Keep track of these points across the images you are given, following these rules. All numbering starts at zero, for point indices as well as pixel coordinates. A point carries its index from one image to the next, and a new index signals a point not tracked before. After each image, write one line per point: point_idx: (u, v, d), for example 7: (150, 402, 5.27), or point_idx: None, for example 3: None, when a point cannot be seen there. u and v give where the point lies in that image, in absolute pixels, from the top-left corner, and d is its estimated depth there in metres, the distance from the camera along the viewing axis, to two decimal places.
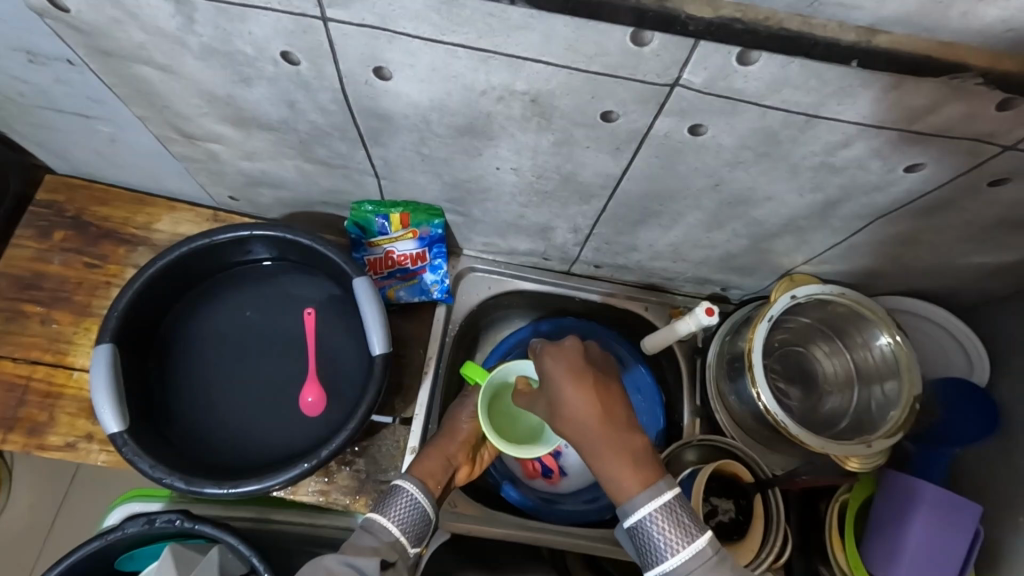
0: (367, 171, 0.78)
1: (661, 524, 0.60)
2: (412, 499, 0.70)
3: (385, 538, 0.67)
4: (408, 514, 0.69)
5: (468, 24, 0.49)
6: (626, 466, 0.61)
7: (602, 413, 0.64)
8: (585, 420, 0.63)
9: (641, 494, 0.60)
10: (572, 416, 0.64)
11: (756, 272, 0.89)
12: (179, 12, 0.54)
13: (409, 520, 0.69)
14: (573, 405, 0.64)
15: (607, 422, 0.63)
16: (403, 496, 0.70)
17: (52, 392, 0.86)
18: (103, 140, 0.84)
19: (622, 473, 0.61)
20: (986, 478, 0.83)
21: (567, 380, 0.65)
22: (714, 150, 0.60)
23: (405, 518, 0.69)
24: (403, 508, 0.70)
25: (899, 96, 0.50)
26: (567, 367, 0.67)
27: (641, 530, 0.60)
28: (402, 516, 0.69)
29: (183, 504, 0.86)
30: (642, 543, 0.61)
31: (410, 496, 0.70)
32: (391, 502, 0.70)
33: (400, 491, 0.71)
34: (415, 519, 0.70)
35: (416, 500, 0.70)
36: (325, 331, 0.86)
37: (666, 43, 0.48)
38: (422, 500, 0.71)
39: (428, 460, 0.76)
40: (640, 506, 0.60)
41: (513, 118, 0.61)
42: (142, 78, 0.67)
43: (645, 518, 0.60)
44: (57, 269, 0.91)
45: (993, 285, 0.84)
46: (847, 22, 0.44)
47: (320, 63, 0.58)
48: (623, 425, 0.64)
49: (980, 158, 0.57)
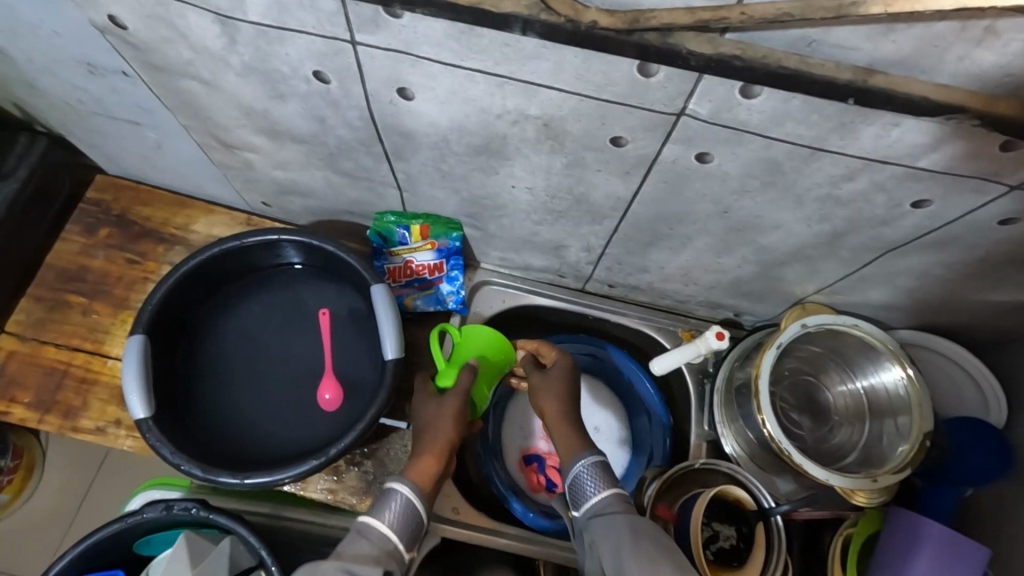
0: (390, 184, 0.82)
1: (595, 479, 0.70)
2: (405, 501, 0.69)
3: (384, 545, 0.65)
4: (404, 516, 0.68)
5: (485, 52, 0.52)
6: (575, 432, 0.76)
7: (569, 409, 0.79)
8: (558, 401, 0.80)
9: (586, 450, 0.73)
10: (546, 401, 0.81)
11: (766, 299, 0.90)
12: (224, 34, 0.59)
13: (403, 520, 0.68)
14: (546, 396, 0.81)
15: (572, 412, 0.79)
16: (397, 499, 0.69)
17: (87, 378, 0.92)
18: (150, 145, 0.90)
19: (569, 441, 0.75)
20: (997, 519, 0.81)
21: (555, 381, 0.82)
22: (722, 178, 0.62)
23: (400, 522, 0.68)
24: (396, 511, 0.69)
25: (900, 134, 0.51)
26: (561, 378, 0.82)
27: (577, 484, 0.71)
28: (398, 519, 0.68)
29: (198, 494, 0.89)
30: (575, 494, 0.70)
31: (403, 500, 0.69)
32: (382, 506, 0.69)
33: (392, 495, 0.70)
34: (409, 521, 0.69)
35: (409, 502, 0.69)
36: (343, 332, 0.90)
37: (671, 76, 0.50)
38: (416, 504, 0.70)
39: (423, 460, 0.75)
40: (580, 462, 0.71)
41: (527, 140, 0.64)
42: (187, 91, 0.72)
43: (582, 474, 0.71)
44: (100, 263, 0.98)
45: (1009, 324, 0.82)
46: (845, 61, 0.45)
47: (347, 83, 0.61)
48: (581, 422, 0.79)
49: (984, 198, 0.57)
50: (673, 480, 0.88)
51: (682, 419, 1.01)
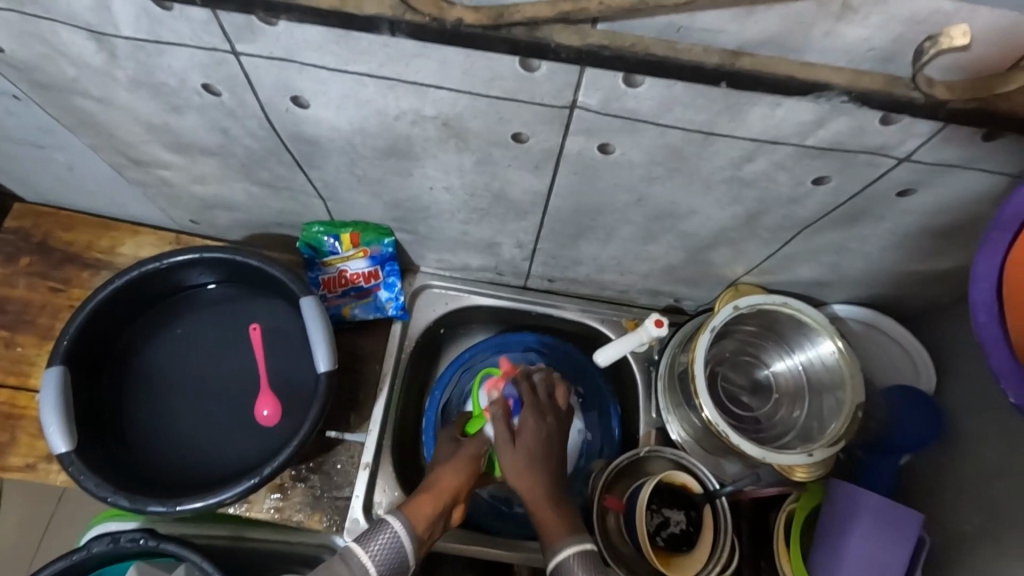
0: (310, 194, 0.80)
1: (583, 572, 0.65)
2: (394, 536, 0.63)
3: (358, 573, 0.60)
4: (389, 553, 0.63)
5: (367, 54, 0.52)
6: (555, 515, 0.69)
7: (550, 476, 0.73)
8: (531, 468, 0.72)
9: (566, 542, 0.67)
10: (522, 474, 0.72)
11: (700, 283, 0.91)
12: (103, 49, 0.57)
13: (388, 558, 0.62)
14: (521, 471, 0.72)
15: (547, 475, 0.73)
16: (387, 531, 0.64)
17: (14, 414, 0.89)
18: (61, 167, 0.87)
19: (551, 522, 0.69)
20: (931, 483, 0.83)
21: (523, 446, 0.73)
22: (628, 166, 0.62)
23: (384, 558, 0.62)
24: (383, 543, 0.63)
25: (784, 113, 0.51)
26: (526, 451, 0.73)
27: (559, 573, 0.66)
28: (383, 553, 0.62)
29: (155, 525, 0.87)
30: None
31: (393, 534, 0.63)
32: (371, 534, 0.64)
33: (385, 524, 0.64)
34: (393, 560, 0.63)
35: (399, 539, 0.64)
36: (276, 345, 0.88)
37: (553, 68, 0.50)
38: (406, 542, 0.64)
39: (426, 497, 0.69)
40: (563, 551, 0.66)
41: (432, 140, 0.63)
42: (84, 110, 0.69)
43: (566, 562, 0.65)
44: (21, 293, 0.94)
45: (932, 292, 0.84)
46: (713, 45, 0.47)
47: (239, 93, 0.60)
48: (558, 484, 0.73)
49: (878, 170, 0.58)
50: (621, 469, 0.89)
51: (631, 409, 1.01)
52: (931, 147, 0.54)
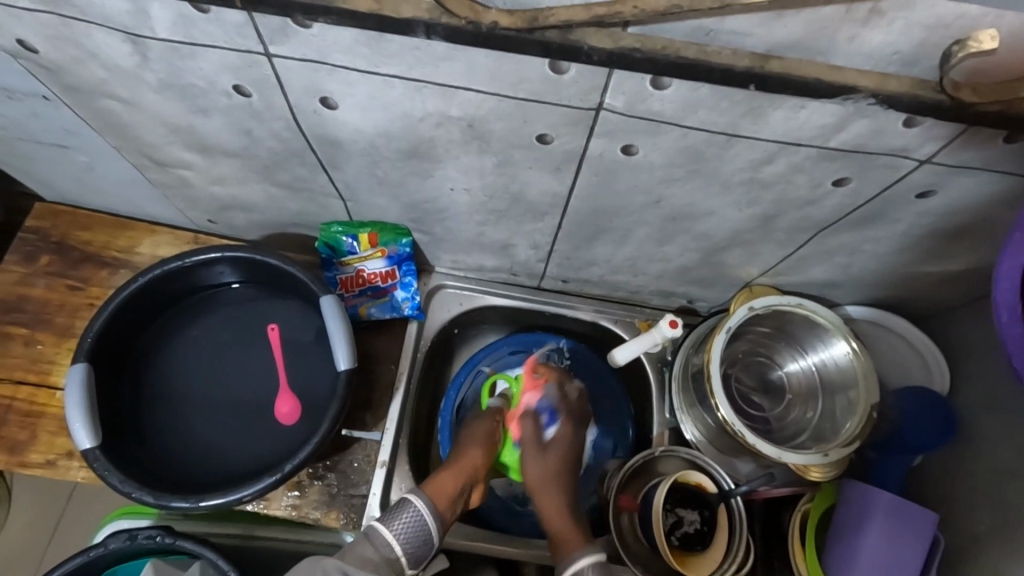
0: (330, 195, 0.81)
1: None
2: (417, 515, 0.68)
3: (385, 553, 0.65)
4: (412, 533, 0.67)
5: (397, 56, 0.53)
6: (571, 526, 0.76)
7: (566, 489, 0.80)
8: (552, 476, 0.80)
9: (580, 550, 0.72)
10: (545, 481, 0.80)
11: (714, 284, 0.91)
12: (135, 51, 0.58)
13: (411, 539, 0.67)
14: (540, 480, 0.80)
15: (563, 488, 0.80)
16: (410, 510, 0.68)
17: (33, 411, 0.89)
18: (82, 168, 0.88)
19: (568, 535, 0.75)
20: (945, 483, 0.83)
21: (552, 459, 0.82)
22: (649, 168, 0.63)
23: (408, 538, 0.67)
24: (405, 522, 0.68)
25: (807, 116, 0.52)
26: (552, 462, 0.82)
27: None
28: (406, 533, 0.67)
29: (169, 523, 0.88)
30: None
31: (415, 513, 0.68)
32: (395, 513, 0.69)
33: (406, 504, 0.69)
34: (415, 536, 0.68)
35: (422, 517, 0.68)
36: (294, 344, 0.89)
37: (581, 71, 0.51)
38: (429, 522, 0.69)
39: (448, 478, 0.75)
40: (580, 557, 0.71)
41: (455, 142, 0.64)
42: (111, 111, 0.70)
43: (580, 567, 0.70)
44: (41, 291, 0.95)
45: (944, 294, 0.85)
46: (741, 48, 0.48)
47: (267, 95, 0.61)
48: (572, 494, 0.80)
49: (897, 172, 0.59)
50: (636, 470, 0.89)
51: (644, 409, 1.02)
52: (950, 150, 0.55)
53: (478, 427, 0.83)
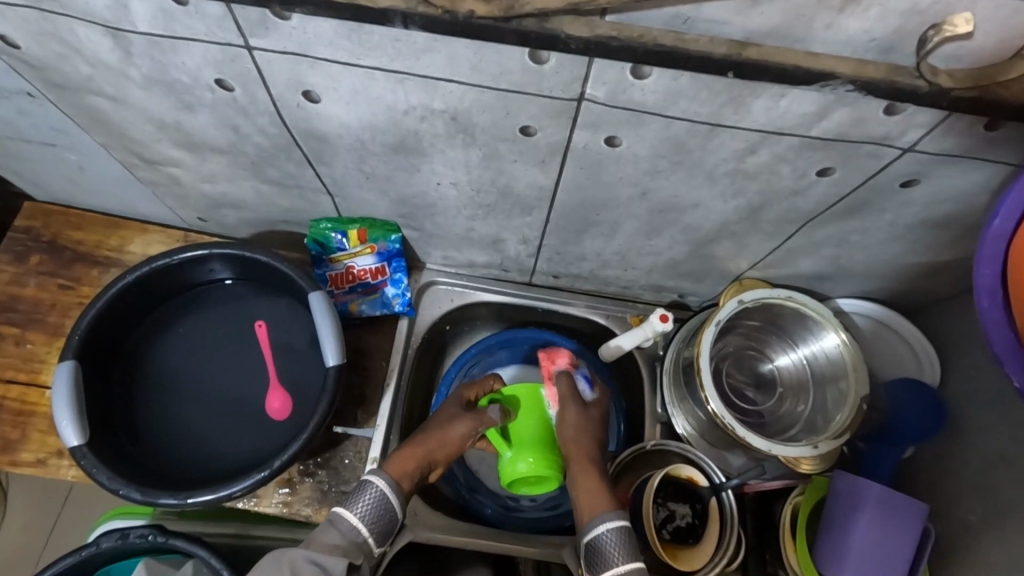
0: (318, 190, 0.81)
1: (618, 545, 0.68)
2: (378, 493, 0.70)
3: (350, 537, 0.67)
4: (376, 511, 0.69)
5: (378, 48, 0.53)
6: (602, 495, 0.74)
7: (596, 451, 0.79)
8: (576, 440, 0.79)
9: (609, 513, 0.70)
10: (577, 441, 0.79)
11: (705, 278, 0.91)
12: (117, 46, 0.58)
13: (375, 515, 0.69)
14: (574, 435, 0.79)
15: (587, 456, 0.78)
16: (371, 490, 0.70)
17: (24, 410, 0.89)
18: (71, 166, 0.88)
19: (596, 498, 0.73)
20: (937, 474, 0.83)
21: (583, 416, 0.81)
22: (634, 160, 0.63)
23: (371, 516, 0.69)
24: (368, 502, 0.69)
25: (789, 104, 0.52)
26: (584, 420, 0.81)
27: (594, 544, 0.69)
28: (368, 513, 0.69)
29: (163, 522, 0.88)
30: (593, 555, 0.69)
31: (378, 491, 0.70)
32: (357, 494, 0.70)
33: (367, 485, 0.70)
34: (378, 514, 0.69)
35: (383, 495, 0.70)
36: (284, 341, 0.89)
37: (561, 61, 0.51)
38: (391, 500, 0.70)
39: (408, 457, 0.76)
40: (605, 521, 0.69)
41: (440, 135, 0.64)
42: (97, 108, 0.70)
43: (601, 534, 0.69)
44: (32, 291, 0.95)
45: (934, 285, 0.85)
46: (719, 37, 0.48)
47: (251, 89, 0.61)
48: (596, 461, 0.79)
49: (881, 161, 0.59)
50: (628, 463, 0.90)
51: (637, 404, 1.01)
52: (933, 137, 0.55)
53: (443, 409, 0.83)
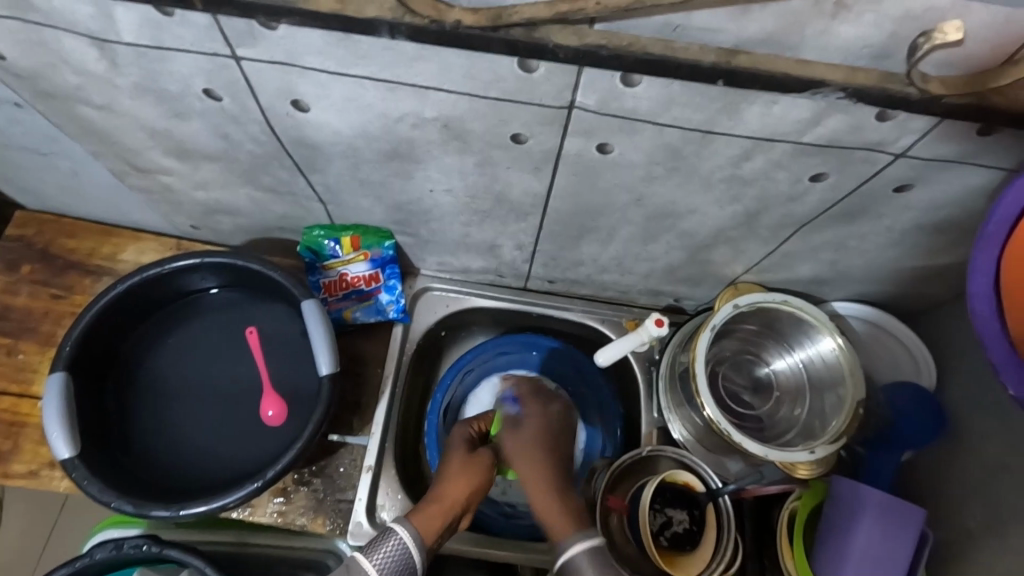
0: (311, 198, 0.81)
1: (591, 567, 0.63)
2: (401, 544, 0.64)
3: None
4: (395, 562, 0.63)
5: (368, 57, 0.52)
6: (562, 511, 0.69)
7: (558, 469, 0.75)
8: (537, 466, 0.74)
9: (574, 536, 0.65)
10: (528, 468, 0.74)
11: (701, 282, 0.91)
12: (105, 56, 0.58)
13: (395, 566, 0.63)
14: (526, 457, 0.75)
15: (547, 469, 0.74)
16: (394, 539, 0.64)
17: (17, 421, 0.89)
18: (63, 175, 0.88)
19: (558, 519, 0.68)
20: (935, 478, 0.83)
21: (527, 436, 0.78)
22: (627, 166, 0.63)
23: (392, 566, 0.63)
24: (390, 552, 0.63)
25: (782, 111, 0.52)
26: (530, 441, 0.77)
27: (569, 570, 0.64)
28: (389, 563, 0.63)
29: (158, 531, 0.86)
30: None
31: (401, 543, 0.64)
32: (380, 542, 0.64)
33: (390, 532, 0.65)
34: (400, 568, 0.63)
35: (406, 547, 0.64)
36: (278, 349, 0.88)
37: (552, 70, 0.51)
38: (414, 552, 0.64)
39: (433, 509, 0.69)
40: (570, 547, 0.64)
41: (432, 143, 0.63)
42: (87, 117, 0.70)
43: (574, 556, 0.63)
44: (24, 300, 0.94)
45: (930, 288, 0.85)
46: (711, 44, 0.47)
47: (240, 98, 0.61)
48: (560, 467, 0.76)
49: (875, 166, 0.59)
50: (624, 469, 0.89)
51: (634, 409, 1.01)
52: (927, 143, 0.55)
53: (456, 450, 0.78)
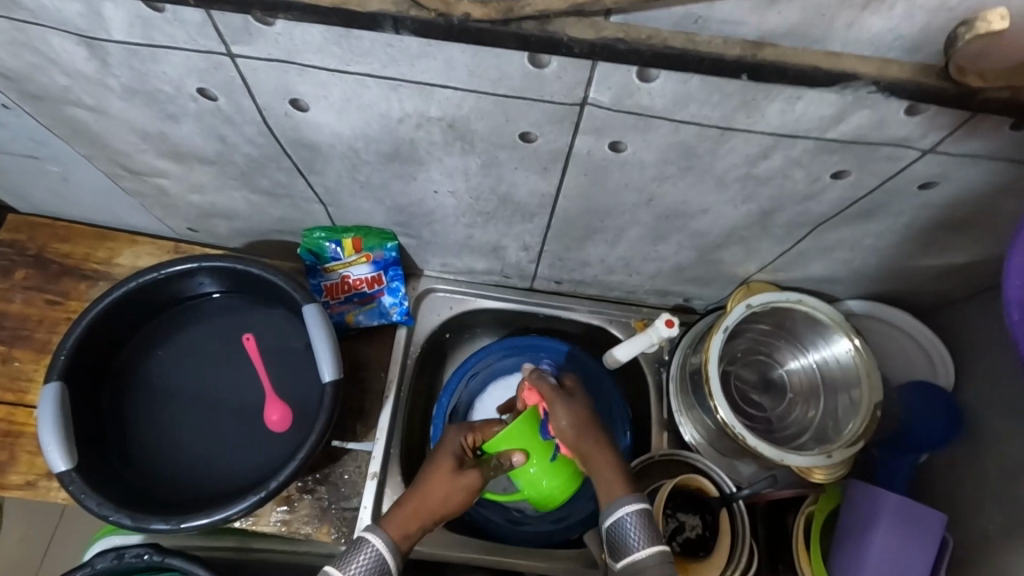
0: (311, 200, 0.78)
1: (638, 528, 0.64)
2: (373, 555, 0.64)
3: None
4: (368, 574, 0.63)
5: (369, 54, 0.50)
6: (617, 473, 0.69)
7: (602, 436, 0.73)
8: (584, 428, 0.72)
9: (628, 495, 0.66)
10: (579, 429, 0.72)
11: (712, 282, 0.88)
12: (93, 55, 0.55)
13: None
14: (573, 421, 0.73)
15: (598, 437, 0.72)
16: (366, 548, 0.64)
17: (12, 431, 0.87)
18: (55, 178, 0.85)
19: (613, 479, 0.68)
20: (954, 480, 0.81)
21: (571, 407, 0.73)
22: (639, 165, 0.60)
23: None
24: (361, 563, 0.63)
25: (805, 107, 0.50)
26: (576, 412, 0.73)
27: (618, 530, 0.64)
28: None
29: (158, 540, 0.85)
30: (615, 542, 0.65)
31: (374, 552, 0.64)
32: (352, 552, 0.64)
33: (362, 542, 0.65)
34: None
35: (378, 556, 0.64)
36: (279, 355, 0.86)
37: (564, 65, 0.48)
38: (387, 562, 0.64)
39: (410, 514, 0.68)
40: (626, 504, 0.65)
41: (436, 143, 0.61)
42: (77, 120, 0.67)
43: (625, 516, 0.64)
44: (17, 307, 0.92)
45: (948, 286, 0.82)
46: (732, 36, 0.45)
47: (236, 98, 0.58)
48: (609, 441, 0.73)
49: (900, 163, 0.56)
50: (635, 474, 0.86)
51: (644, 411, 0.99)
52: (954, 138, 0.53)
53: (449, 438, 0.74)
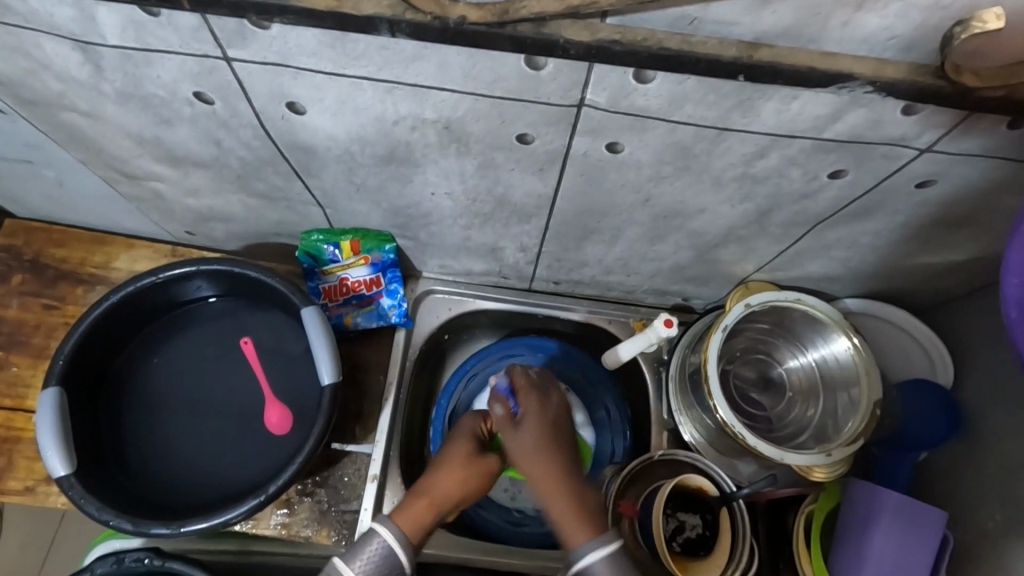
0: (308, 202, 0.78)
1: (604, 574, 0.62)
2: (383, 546, 0.64)
3: None
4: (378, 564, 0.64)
5: (364, 57, 0.50)
6: (575, 515, 0.65)
7: (564, 466, 0.69)
8: (546, 465, 0.69)
9: (588, 542, 0.63)
10: (528, 461, 0.69)
11: (710, 282, 0.88)
12: (86, 60, 0.55)
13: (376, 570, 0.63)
14: (533, 458, 0.69)
15: (562, 475, 0.68)
16: (376, 541, 0.65)
17: (11, 437, 0.86)
18: (50, 183, 0.85)
19: (571, 520, 0.65)
20: (953, 478, 0.81)
21: (529, 433, 0.71)
22: (636, 166, 0.60)
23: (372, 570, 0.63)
24: (370, 555, 0.64)
25: (801, 107, 0.50)
26: (534, 440, 0.70)
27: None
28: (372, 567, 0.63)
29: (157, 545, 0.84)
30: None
31: (384, 543, 0.64)
32: (360, 544, 0.65)
33: (371, 534, 0.65)
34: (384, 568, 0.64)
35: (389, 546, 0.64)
36: (278, 358, 0.86)
37: (560, 66, 0.48)
38: (399, 553, 0.65)
39: (422, 504, 0.69)
40: (587, 556, 0.62)
41: (433, 146, 0.61)
42: (72, 124, 0.67)
43: (589, 565, 0.62)
44: (14, 312, 0.92)
45: (947, 284, 0.82)
46: (728, 37, 0.45)
47: (232, 101, 0.58)
48: (574, 471, 0.70)
49: (897, 162, 0.56)
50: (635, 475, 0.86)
51: (643, 411, 0.99)
52: (950, 137, 0.53)
53: (466, 426, 0.76)
